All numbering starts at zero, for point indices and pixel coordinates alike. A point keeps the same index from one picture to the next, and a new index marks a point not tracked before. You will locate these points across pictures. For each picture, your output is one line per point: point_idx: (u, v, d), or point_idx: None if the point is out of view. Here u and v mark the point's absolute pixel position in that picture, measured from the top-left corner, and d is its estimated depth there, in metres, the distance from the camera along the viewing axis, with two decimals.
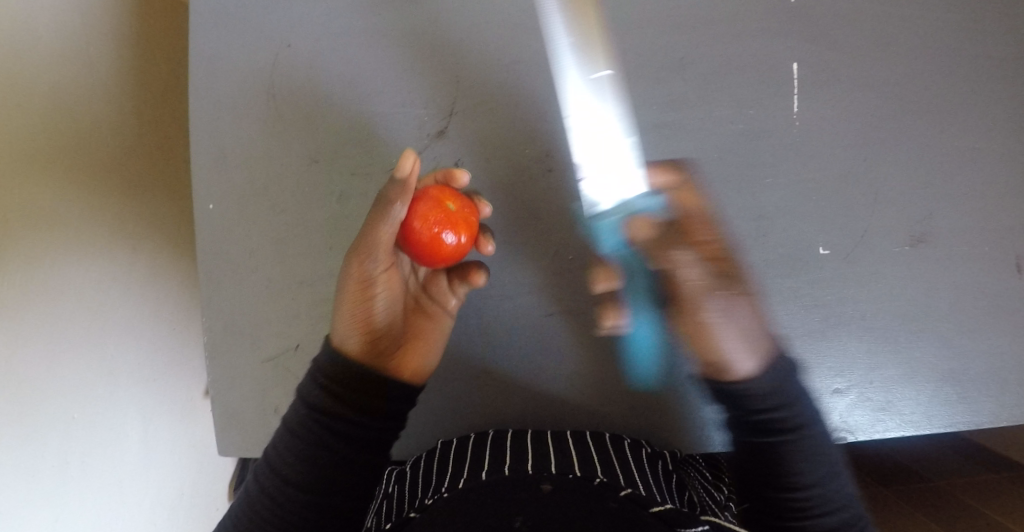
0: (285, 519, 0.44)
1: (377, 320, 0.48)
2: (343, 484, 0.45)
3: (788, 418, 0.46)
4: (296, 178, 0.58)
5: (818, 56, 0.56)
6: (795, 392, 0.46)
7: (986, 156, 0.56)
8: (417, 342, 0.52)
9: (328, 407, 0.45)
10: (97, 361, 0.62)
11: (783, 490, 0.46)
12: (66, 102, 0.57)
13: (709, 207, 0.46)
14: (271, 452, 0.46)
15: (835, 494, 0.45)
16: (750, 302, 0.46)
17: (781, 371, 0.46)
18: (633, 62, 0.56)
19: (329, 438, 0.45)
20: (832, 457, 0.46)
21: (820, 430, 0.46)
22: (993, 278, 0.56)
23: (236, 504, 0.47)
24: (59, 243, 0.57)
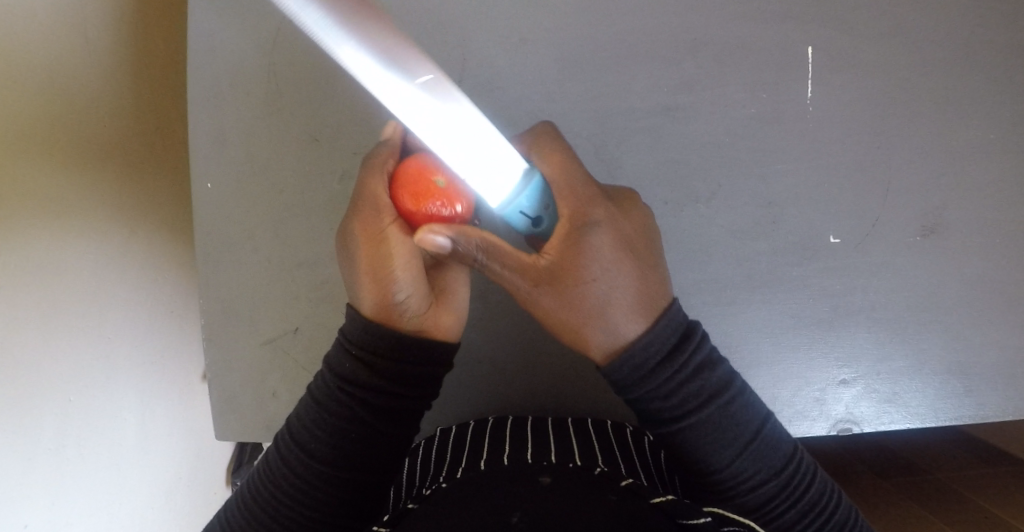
0: (313, 493, 0.45)
1: (401, 284, 0.45)
2: (372, 456, 0.46)
3: (688, 401, 0.44)
4: (296, 158, 0.57)
5: (834, 39, 0.54)
6: (675, 379, 0.44)
7: (1001, 146, 0.55)
8: (448, 298, 0.49)
9: (361, 380, 0.45)
10: (93, 343, 0.61)
11: (701, 464, 0.46)
12: (64, 76, 0.55)
13: (571, 179, 0.44)
14: (296, 424, 0.47)
15: (750, 464, 0.45)
16: (608, 285, 0.44)
17: (653, 358, 0.43)
18: (644, 43, 0.54)
19: (359, 411, 0.45)
20: (742, 431, 0.45)
21: (719, 411, 0.44)
22: (1004, 270, 0.55)
23: (254, 477, 0.47)
24: (57, 221, 0.56)
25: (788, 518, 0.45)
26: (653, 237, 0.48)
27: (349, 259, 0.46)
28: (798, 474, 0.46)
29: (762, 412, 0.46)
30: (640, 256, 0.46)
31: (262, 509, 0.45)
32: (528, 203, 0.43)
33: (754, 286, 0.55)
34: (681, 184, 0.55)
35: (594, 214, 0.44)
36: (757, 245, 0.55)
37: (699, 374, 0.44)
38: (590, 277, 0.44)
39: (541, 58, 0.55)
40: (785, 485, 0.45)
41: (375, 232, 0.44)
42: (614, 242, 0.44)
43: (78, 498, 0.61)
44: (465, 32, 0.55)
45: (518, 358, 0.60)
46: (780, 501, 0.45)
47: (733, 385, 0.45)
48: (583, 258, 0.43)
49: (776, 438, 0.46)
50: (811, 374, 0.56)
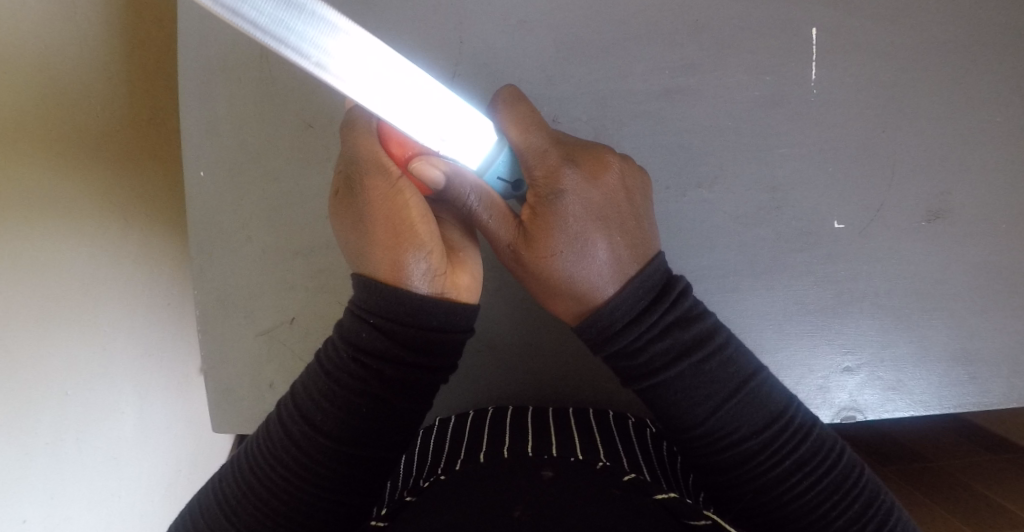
0: (315, 467, 0.43)
1: (421, 240, 0.43)
2: (382, 427, 0.44)
3: (657, 356, 0.44)
4: (289, 144, 0.56)
5: (839, 19, 0.53)
6: (641, 337, 0.44)
7: (1008, 129, 0.54)
8: (461, 256, 0.47)
9: (376, 350, 0.43)
10: (87, 337, 0.60)
11: (682, 428, 0.45)
12: (56, 65, 0.54)
13: (541, 148, 0.46)
14: (301, 394, 0.45)
15: (733, 426, 0.44)
16: (575, 253, 0.45)
17: (620, 320, 0.44)
18: (644, 25, 0.53)
19: (365, 379, 0.43)
20: (720, 388, 0.44)
21: (692, 369, 0.44)
22: (1009, 256, 0.54)
23: (252, 454, 0.46)
24: (52, 212, 0.55)
25: (775, 476, 0.43)
26: (632, 197, 0.48)
27: (354, 227, 0.44)
28: (785, 433, 0.44)
29: (749, 369, 0.45)
30: (612, 219, 0.46)
31: (264, 487, 0.44)
32: (504, 168, 0.46)
33: (757, 272, 0.55)
34: (683, 169, 0.54)
35: (561, 182, 0.45)
36: (759, 231, 0.54)
37: (669, 332, 0.44)
38: (558, 246, 0.45)
39: (539, 40, 0.53)
40: (768, 444, 0.44)
41: (386, 188, 0.43)
42: (583, 210, 0.45)
43: (76, 492, 0.60)
44: (463, 14, 0.54)
45: (518, 345, 0.59)
46: (766, 458, 0.44)
47: (711, 344, 0.44)
48: (551, 228, 0.45)
49: (763, 395, 0.44)
50: (814, 361, 0.55)
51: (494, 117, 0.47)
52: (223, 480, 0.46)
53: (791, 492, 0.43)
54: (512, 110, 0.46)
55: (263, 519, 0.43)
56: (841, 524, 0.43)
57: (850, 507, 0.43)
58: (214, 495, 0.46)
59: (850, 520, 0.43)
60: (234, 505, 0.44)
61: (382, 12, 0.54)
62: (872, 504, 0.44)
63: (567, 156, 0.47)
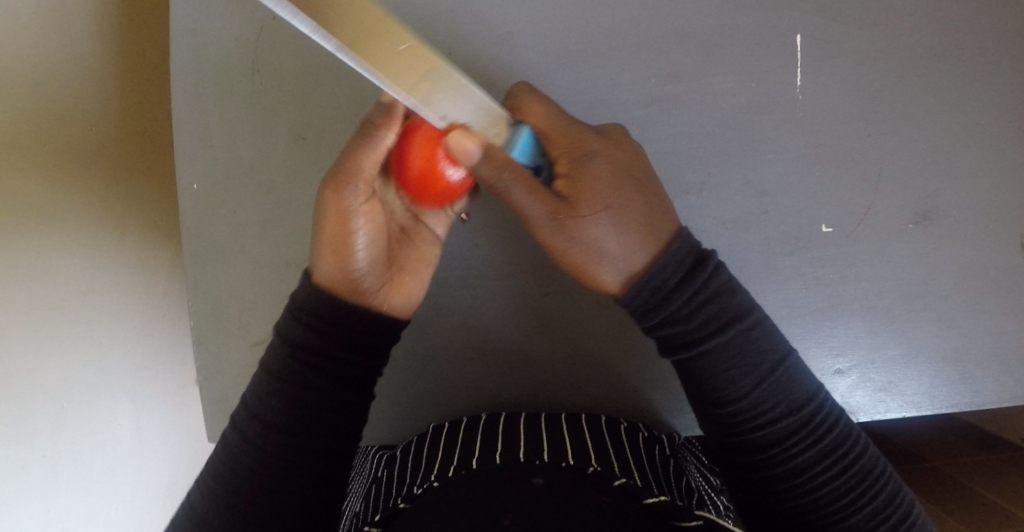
0: (266, 467, 0.45)
1: (360, 257, 0.45)
2: (330, 425, 0.46)
3: (706, 322, 0.44)
4: (281, 156, 0.56)
5: (825, 25, 0.54)
6: (688, 303, 0.43)
7: (994, 131, 0.54)
8: (405, 274, 0.50)
9: (317, 352, 0.45)
10: (82, 350, 0.60)
11: (724, 401, 0.45)
12: (47, 82, 0.55)
13: (564, 122, 0.45)
14: (251, 398, 0.46)
15: (771, 397, 0.44)
16: (617, 213, 0.43)
17: (666, 288, 0.43)
18: (631, 34, 0.54)
19: (315, 380, 0.45)
20: (764, 358, 0.45)
21: (738, 337, 0.44)
22: (997, 256, 0.55)
23: (215, 455, 0.47)
24: (46, 228, 0.55)
25: (805, 455, 0.44)
26: (652, 170, 0.47)
27: (310, 226, 0.46)
28: (818, 414, 0.45)
29: (784, 347, 0.46)
30: (642, 184, 0.45)
31: (223, 487, 0.45)
32: (525, 150, 0.44)
33: (747, 276, 0.55)
34: (671, 175, 0.55)
35: (589, 147, 0.44)
36: (748, 236, 0.55)
37: (716, 300, 0.44)
38: (597, 207, 0.43)
39: (527, 50, 0.54)
40: (806, 419, 0.44)
41: (346, 202, 0.44)
42: (616, 171, 0.44)
43: (71, 506, 0.61)
44: (452, 26, 0.54)
45: (511, 351, 0.60)
46: (801, 434, 0.44)
47: (751, 316, 0.45)
48: (587, 190, 0.43)
49: (798, 373, 0.45)
50: (805, 364, 0.56)
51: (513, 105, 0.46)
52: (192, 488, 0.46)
53: (821, 476, 0.44)
54: (529, 95, 0.46)
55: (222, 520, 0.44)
56: (869, 515, 0.43)
57: (877, 497, 0.44)
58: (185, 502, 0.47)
59: (873, 506, 0.44)
60: (199, 508, 0.45)
61: None
62: (893, 498, 0.44)
63: (592, 128, 0.47)
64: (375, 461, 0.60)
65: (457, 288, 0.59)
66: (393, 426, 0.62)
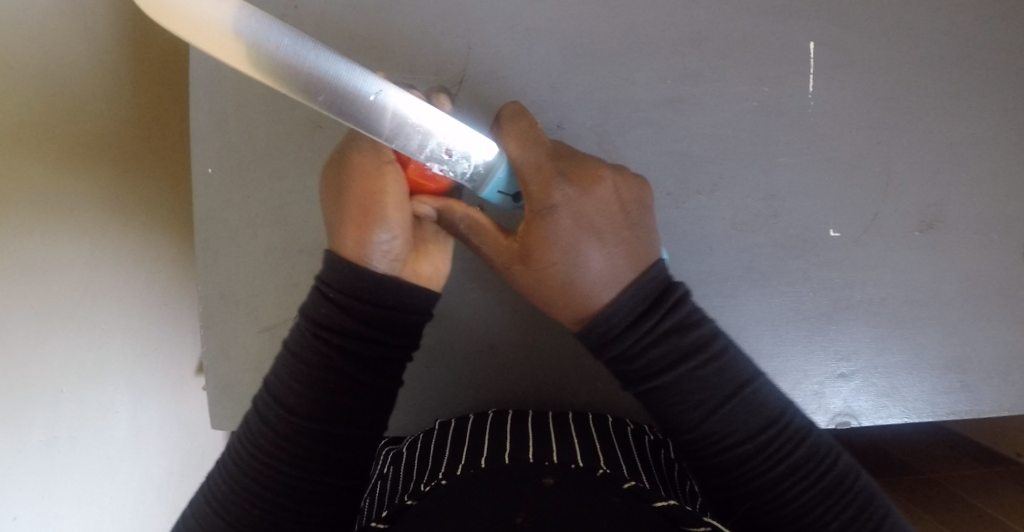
0: (290, 451, 0.45)
1: (391, 222, 0.45)
2: (348, 409, 0.46)
3: (654, 360, 0.44)
4: (297, 145, 0.57)
5: (837, 33, 0.55)
6: (640, 343, 0.44)
7: (1001, 143, 0.55)
8: (428, 249, 0.50)
9: (340, 328, 0.45)
10: (86, 336, 0.60)
11: (679, 432, 0.45)
12: (64, 62, 0.54)
13: (536, 163, 0.44)
14: (272, 381, 0.46)
15: (728, 430, 0.44)
16: (569, 268, 0.45)
17: (617, 326, 0.44)
18: (648, 35, 0.54)
19: (338, 360, 0.45)
20: (716, 392, 0.44)
21: (691, 372, 0.44)
22: (1001, 266, 0.56)
23: (234, 442, 0.47)
24: (58, 209, 0.55)
25: (768, 478, 0.44)
26: (626, 206, 0.47)
27: (335, 196, 0.46)
28: (781, 438, 0.44)
29: (746, 375, 0.45)
30: (610, 230, 0.46)
31: (245, 475, 0.45)
32: (504, 182, 0.46)
33: (755, 278, 0.56)
34: (684, 176, 0.55)
35: (554, 199, 0.44)
36: (757, 238, 0.56)
37: (666, 339, 0.44)
38: (553, 260, 0.45)
39: (545, 48, 0.55)
40: (763, 447, 0.44)
41: (372, 168, 0.45)
42: (577, 224, 0.45)
43: (69, 491, 0.60)
44: (470, 22, 0.55)
45: (518, 347, 0.60)
46: (758, 463, 0.44)
47: (710, 348, 0.44)
48: (545, 244, 0.45)
49: (761, 399, 0.45)
50: (808, 366, 0.56)
51: (494, 131, 0.46)
52: (208, 481, 0.46)
53: (786, 495, 0.44)
54: (510, 124, 0.45)
55: (246, 506, 0.44)
56: (837, 526, 0.43)
57: (846, 509, 0.44)
58: (202, 499, 0.46)
59: (848, 522, 0.44)
60: (220, 497, 0.45)
61: (391, 17, 0.55)
62: (865, 507, 0.44)
63: (561, 168, 0.45)
64: (382, 457, 0.60)
65: (466, 281, 0.59)
66: (402, 419, 0.62)
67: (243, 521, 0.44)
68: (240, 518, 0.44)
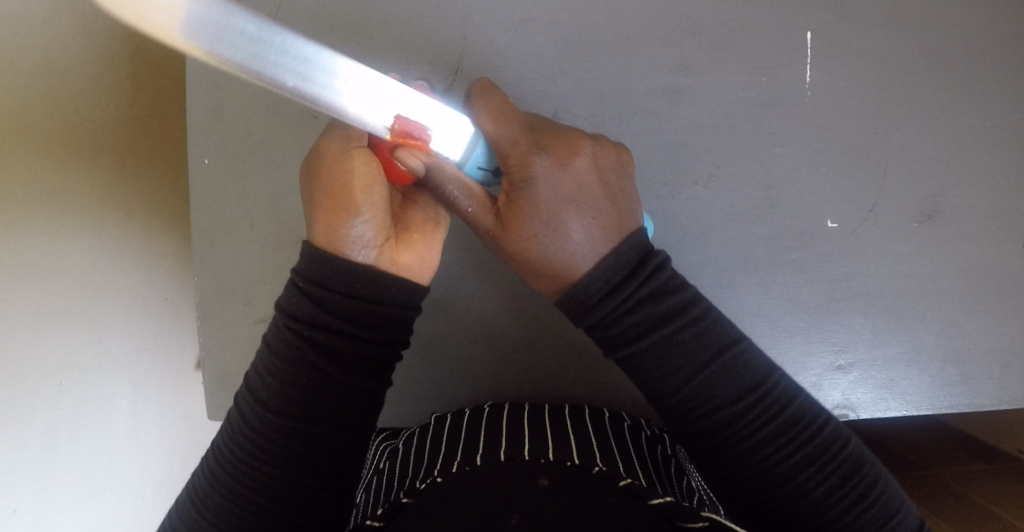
0: (269, 449, 0.44)
1: (359, 207, 0.45)
2: (326, 401, 0.45)
3: (632, 325, 0.45)
4: (293, 134, 0.57)
5: (835, 23, 0.54)
6: (618, 308, 0.45)
7: (1000, 134, 0.55)
8: (412, 236, 0.49)
9: (316, 322, 0.45)
10: (85, 327, 0.60)
11: (659, 399, 0.46)
12: (63, 55, 0.54)
13: (514, 135, 0.46)
14: (254, 378, 0.46)
15: (707, 398, 0.44)
16: (550, 238, 0.46)
17: (597, 294, 0.45)
18: (645, 25, 0.54)
19: (313, 356, 0.45)
20: (694, 358, 0.45)
21: (665, 339, 0.44)
22: (1001, 258, 0.55)
23: (220, 439, 0.47)
24: (55, 203, 0.55)
25: (749, 447, 0.44)
26: (605, 177, 0.48)
27: (307, 189, 0.47)
28: (761, 405, 0.44)
29: (723, 341, 0.45)
30: (589, 202, 0.47)
31: (228, 473, 0.45)
32: (483, 158, 0.47)
33: (752, 268, 0.56)
34: (680, 167, 0.55)
35: (532, 170, 0.46)
36: (753, 229, 0.56)
37: (643, 304, 0.45)
38: (533, 231, 0.46)
39: (541, 37, 0.55)
40: (744, 416, 0.44)
41: (340, 151, 0.45)
42: (554, 195, 0.46)
43: (66, 484, 0.60)
44: (468, 10, 0.55)
45: (514, 337, 0.59)
46: (738, 432, 0.44)
47: (687, 313, 0.45)
48: (525, 214, 0.46)
49: (740, 365, 0.45)
50: (806, 358, 0.56)
51: (468, 107, 0.47)
52: (195, 479, 0.47)
53: (768, 464, 0.44)
54: (484, 100, 0.46)
55: (226, 504, 0.44)
56: (820, 495, 0.43)
57: (829, 477, 0.43)
58: (188, 495, 0.47)
59: (830, 491, 0.43)
60: (204, 496, 0.45)
61: (387, 6, 0.55)
62: (853, 475, 0.44)
63: (539, 141, 0.47)
64: (378, 452, 0.60)
65: (462, 272, 0.59)
66: (398, 411, 0.62)
67: (224, 519, 0.44)
68: (219, 514, 0.44)
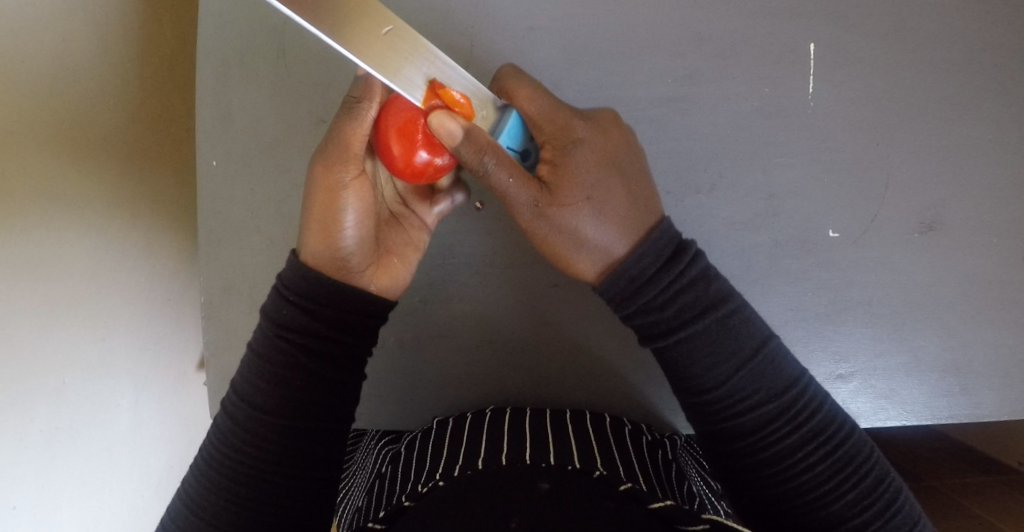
0: (264, 450, 0.45)
1: (351, 228, 0.46)
2: (317, 401, 0.46)
3: (683, 309, 0.45)
4: (301, 137, 0.57)
5: (837, 35, 0.55)
6: (668, 291, 0.45)
7: (1002, 146, 0.55)
8: (393, 257, 0.51)
9: (302, 328, 0.46)
10: (89, 325, 0.60)
11: (700, 390, 0.46)
12: (72, 56, 0.55)
13: (550, 105, 0.47)
14: (242, 382, 0.46)
15: (750, 388, 0.45)
16: (597, 201, 0.45)
17: (647, 273, 0.45)
18: (649, 35, 0.55)
19: (303, 358, 0.45)
20: (742, 345, 0.45)
21: (715, 325, 0.45)
22: (1002, 269, 0.56)
23: (209, 441, 0.47)
24: (61, 202, 0.55)
25: (788, 443, 0.44)
26: (636, 149, 0.48)
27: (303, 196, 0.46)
28: (800, 400, 0.45)
29: (764, 334, 0.46)
30: (627, 170, 0.47)
31: (222, 474, 0.45)
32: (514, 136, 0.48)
33: (753, 276, 0.56)
34: (683, 175, 0.56)
35: (572, 136, 0.46)
36: (756, 237, 0.56)
37: (694, 288, 0.45)
38: (580, 194, 0.45)
39: (547, 45, 0.55)
40: (786, 409, 0.44)
41: (338, 165, 0.45)
42: (597, 159, 0.46)
43: (66, 482, 0.60)
44: (476, 18, 0.55)
45: (516, 341, 0.60)
46: (779, 425, 0.44)
47: (732, 302, 0.46)
48: (571, 176, 0.45)
49: (779, 360, 0.45)
50: (807, 367, 0.56)
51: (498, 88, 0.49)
52: (187, 482, 0.46)
53: (806, 463, 0.44)
54: (515, 79, 0.48)
55: (223, 503, 0.44)
56: (853, 496, 0.43)
57: (862, 480, 0.44)
58: (181, 497, 0.46)
59: (863, 494, 0.43)
60: (199, 497, 0.45)
61: (396, 12, 0.56)
62: (882, 480, 0.44)
63: (578, 113, 0.48)
64: (381, 456, 0.60)
65: (466, 276, 0.59)
66: (399, 415, 0.62)
67: (221, 517, 0.44)
68: (218, 513, 0.44)
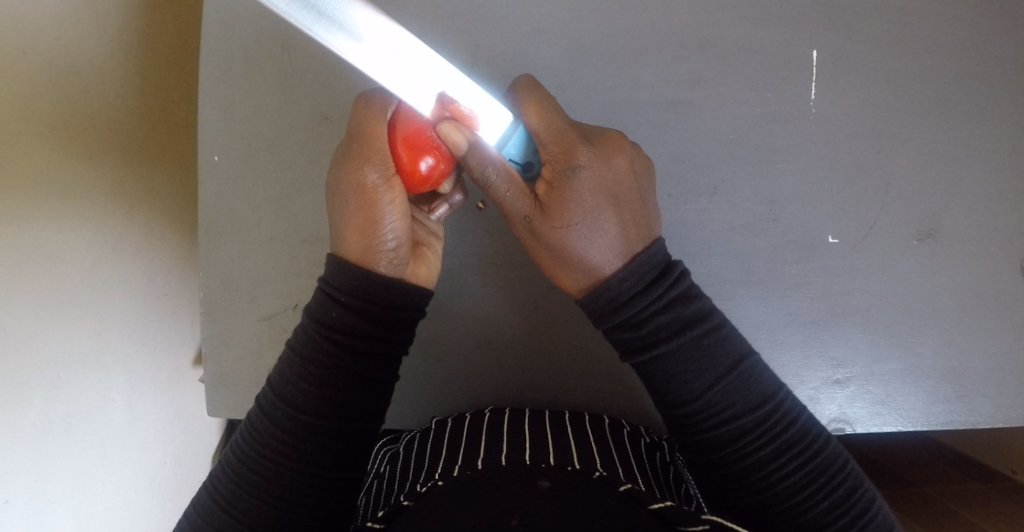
0: (298, 450, 0.44)
1: (395, 226, 0.46)
2: (353, 403, 0.46)
3: (661, 325, 0.45)
4: (304, 134, 0.57)
5: (840, 42, 0.55)
6: (647, 308, 0.45)
7: (1000, 156, 0.56)
8: (423, 250, 0.51)
9: (347, 327, 0.45)
10: (86, 319, 0.60)
11: (678, 405, 0.46)
12: (71, 48, 0.55)
13: (559, 124, 0.46)
14: (277, 379, 0.46)
15: (727, 403, 0.45)
16: (589, 227, 0.45)
17: (627, 291, 0.45)
18: (654, 39, 0.55)
19: (348, 358, 0.45)
20: (720, 362, 0.45)
21: (692, 341, 0.45)
22: (998, 278, 0.56)
23: (241, 438, 0.46)
24: (57, 194, 0.55)
25: (765, 454, 0.44)
26: (639, 178, 0.48)
27: (338, 203, 0.46)
28: (775, 415, 0.45)
29: (742, 350, 0.46)
30: (625, 199, 0.47)
31: (253, 471, 0.44)
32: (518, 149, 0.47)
33: (754, 281, 0.56)
34: (685, 179, 0.56)
35: (576, 159, 0.46)
36: (756, 241, 0.56)
37: (672, 306, 0.45)
38: (573, 219, 0.45)
39: (553, 47, 0.55)
40: (762, 422, 0.44)
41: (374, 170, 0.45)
42: (596, 186, 0.46)
43: (60, 477, 0.60)
44: (482, 19, 0.55)
45: (516, 342, 0.60)
46: (756, 437, 0.44)
47: (710, 320, 0.46)
48: (565, 201, 0.45)
49: (757, 375, 0.45)
50: (805, 371, 0.57)
51: (511, 99, 0.48)
52: (214, 476, 0.46)
53: (781, 474, 0.44)
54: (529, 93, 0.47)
55: (249, 499, 0.44)
56: (826, 507, 0.43)
57: (835, 490, 0.44)
58: (206, 494, 0.45)
59: (834, 505, 0.43)
60: (228, 494, 0.44)
61: (402, 11, 0.55)
62: (856, 490, 0.44)
63: (584, 136, 0.47)
64: (380, 455, 0.60)
65: (467, 276, 0.59)
66: (398, 415, 0.62)
67: (251, 515, 0.44)
68: (246, 511, 0.44)
